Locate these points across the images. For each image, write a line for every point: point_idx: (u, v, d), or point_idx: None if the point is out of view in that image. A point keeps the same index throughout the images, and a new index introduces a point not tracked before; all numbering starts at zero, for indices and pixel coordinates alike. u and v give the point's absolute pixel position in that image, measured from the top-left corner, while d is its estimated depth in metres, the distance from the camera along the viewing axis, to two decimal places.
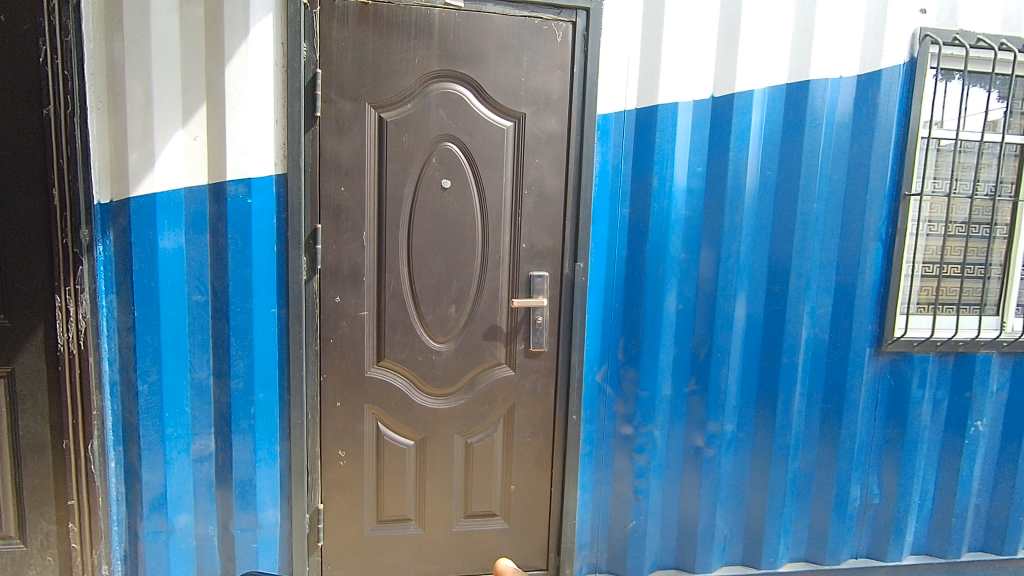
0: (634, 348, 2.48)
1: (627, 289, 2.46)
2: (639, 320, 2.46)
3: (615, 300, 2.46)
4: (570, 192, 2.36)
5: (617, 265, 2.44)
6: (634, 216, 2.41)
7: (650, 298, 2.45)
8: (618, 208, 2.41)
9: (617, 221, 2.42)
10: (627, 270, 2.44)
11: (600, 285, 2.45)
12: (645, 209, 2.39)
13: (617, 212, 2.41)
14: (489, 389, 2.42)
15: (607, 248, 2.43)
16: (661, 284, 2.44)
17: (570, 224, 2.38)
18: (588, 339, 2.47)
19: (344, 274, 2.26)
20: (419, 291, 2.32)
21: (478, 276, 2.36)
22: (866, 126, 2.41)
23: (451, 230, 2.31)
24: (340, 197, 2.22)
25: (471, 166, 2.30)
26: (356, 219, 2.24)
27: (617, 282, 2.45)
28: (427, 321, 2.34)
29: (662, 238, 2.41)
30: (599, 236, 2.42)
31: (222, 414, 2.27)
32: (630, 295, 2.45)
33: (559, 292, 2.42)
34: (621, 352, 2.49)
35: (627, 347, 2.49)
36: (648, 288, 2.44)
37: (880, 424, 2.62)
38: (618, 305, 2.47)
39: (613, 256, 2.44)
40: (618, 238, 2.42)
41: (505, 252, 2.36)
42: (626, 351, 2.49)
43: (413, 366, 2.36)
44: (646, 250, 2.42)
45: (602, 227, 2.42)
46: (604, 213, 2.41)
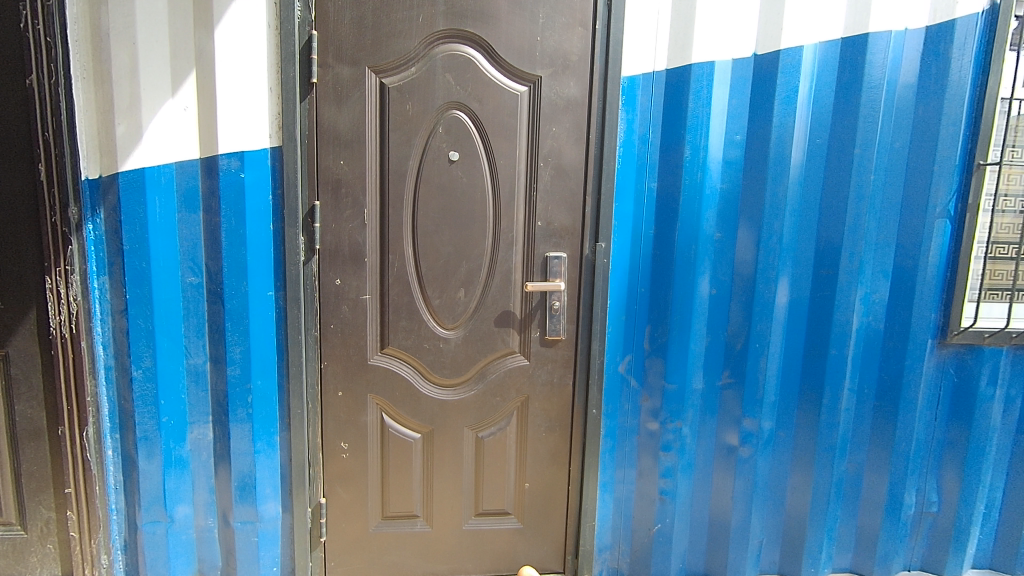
0: (661, 337, 2.26)
1: (653, 272, 2.23)
2: (667, 306, 2.24)
3: (640, 284, 2.24)
4: (591, 165, 2.14)
5: (643, 245, 2.22)
6: (663, 191, 2.17)
7: (679, 282, 2.22)
8: (645, 182, 2.17)
9: (643, 196, 2.18)
10: (654, 250, 2.21)
11: (624, 267, 2.23)
12: (675, 183, 2.15)
13: (643, 188, 2.18)
14: (501, 380, 2.24)
15: (631, 226, 2.20)
16: (693, 266, 2.20)
17: (591, 199, 2.16)
18: (609, 326, 2.26)
19: (345, 255, 2.10)
20: (426, 274, 2.14)
21: (490, 258, 2.16)
22: (934, 86, 2.10)
23: (459, 208, 2.12)
24: (339, 171, 2.04)
25: (481, 137, 2.09)
26: (357, 195, 2.07)
27: (643, 263, 2.23)
28: (435, 306, 2.17)
29: (694, 216, 2.17)
30: (622, 213, 2.19)
31: (219, 402, 2.15)
32: (657, 279, 2.23)
33: (579, 276, 2.21)
34: (646, 341, 2.27)
35: (653, 335, 2.27)
36: (676, 270, 2.21)
37: (941, 425, 2.34)
38: (643, 289, 2.24)
39: (639, 235, 2.21)
40: (644, 215, 2.20)
41: (519, 231, 2.16)
42: (652, 339, 2.27)
43: (419, 355, 2.19)
44: (676, 229, 2.18)
45: (626, 204, 2.19)
46: (629, 188, 2.18)
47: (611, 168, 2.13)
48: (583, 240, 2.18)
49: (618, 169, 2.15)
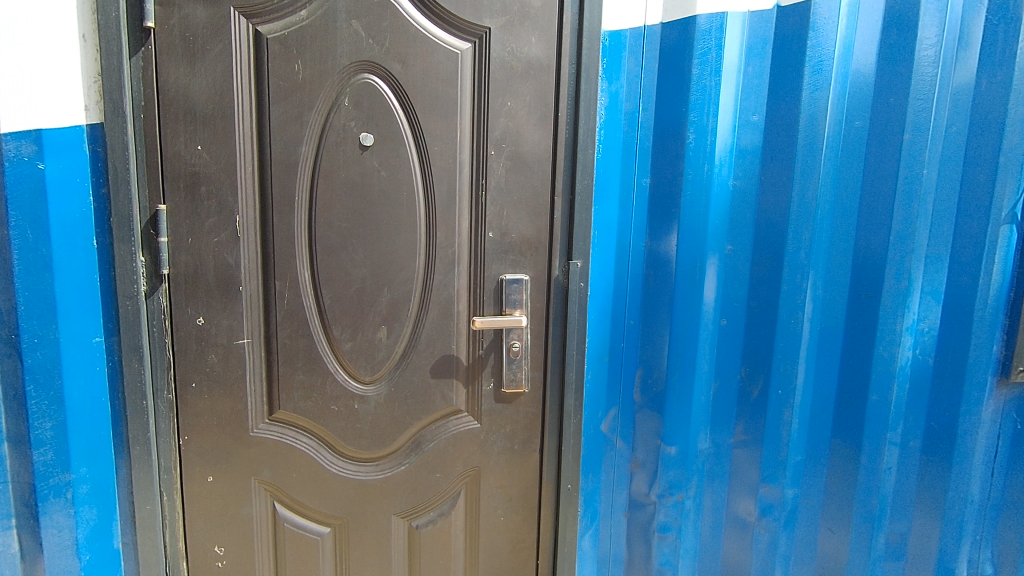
0: (655, 383, 1.71)
1: (644, 298, 1.67)
2: (664, 343, 1.68)
3: (628, 314, 1.68)
4: (562, 154, 1.57)
5: (631, 262, 1.66)
6: (655, 189, 1.62)
7: (678, 311, 1.67)
8: (634, 176, 1.62)
9: (631, 196, 1.63)
10: (645, 269, 1.66)
11: (605, 292, 1.67)
12: (675, 178, 1.59)
13: (631, 184, 1.62)
14: (441, 450, 1.63)
15: (615, 236, 1.64)
16: (697, 290, 1.65)
17: (563, 201, 1.58)
18: (588, 371, 1.69)
19: (209, 284, 1.45)
20: (331, 308, 1.51)
21: (422, 284, 1.54)
22: (1000, 48, 1.52)
23: (376, 214, 1.49)
24: (195, 162, 1.39)
25: (406, 114, 1.47)
26: (224, 196, 1.42)
27: (630, 286, 1.67)
28: (346, 352, 1.54)
29: (698, 223, 1.62)
30: (602, 219, 1.63)
31: (24, 502, 1.43)
32: (649, 308, 1.67)
33: (545, 306, 1.62)
34: (636, 389, 1.72)
35: (642, 381, 1.71)
36: (675, 296, 1.66)
37: (1001, 482, 1.76)
38: (631, 320, 1.68)
39: (624, 248, 1.65)
40: (632, 220, 1.64)
41: (463, 246, 1.55)
42: (641, 386, 1.71)
43: (326, 421, 1.56)
44: (675, 240, 1.63)
45: (608, 206, 1.62)
46: (613, 185, 1.62)
47: (589, 159, 1.57)
48: (552, 257, 1.60)
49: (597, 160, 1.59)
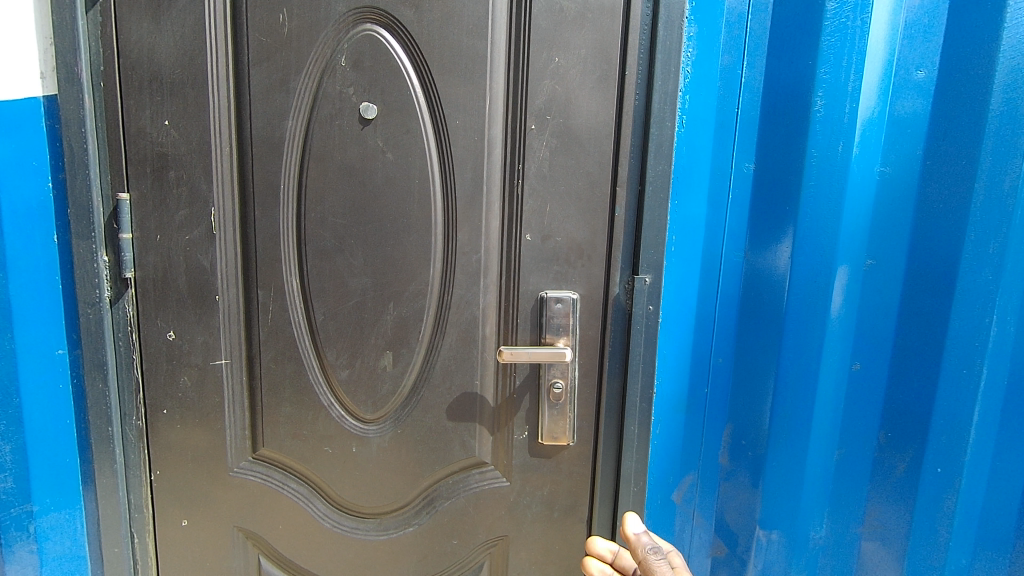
0: (753, 447, 1.25)
1: (741, 329, 1.22)
2: (768, 392, 1.22)
3: (718, 350, 1.24)
4: (629, 129, 1.14)
5: (724, 279, 1.21)
6: (762, 178, 1.16)
7: (791, 349, 1.19)
8: (731, 160, 1.17)
9: (728, 188, 1.18)
10: (744, 290, 1.21)
11: (688, 319, 1.23)
12: (793, 162, 1.13)
13: (727, 171, 1.17)
14: (461, 512, 1.27)
15: (702, 243, 1.20)
16: (820, 321, 1.17)
17: (628, 195, 1.15)
18: (658, 423, 1.27)
19: (180, 292, 1.18)
20: (323, 327, 1.20)
21: (437, 300, 1.19)
22: None
23: (379, 208, 1.15)
24: (161, 142, 1.13)
25: (420, 77, 1.12)
26: (196, 184, 1.14)
27: (721, 312, 1.22)
28: (341, 382, 1.22)
29: (825, 225, 1.14)
30: (684, 220, 1.19)
31: None
32: (748, 343, 1.22)
33: (600, 334, 1.21)
34: (724, 450, 1.27)
35: (734, 441, 1.26)
36: (788, 328, 1.19)
37: None
38: (721, 358, 1.24)
39: (715, 260, 1.21)
40: (727, 222, 1.19)
41: (492, 252, 1.18)
42: (731, 448, 1.27)
43: (320, 465, 1.26)
44: (790, 251, 1.16)
45: (693, 202, 1.18)
46: (702, 172, 1.17)
47: (668, 135, 1.13)
48: (610, 270, 1.18)
49: (679, 137, 1.16)
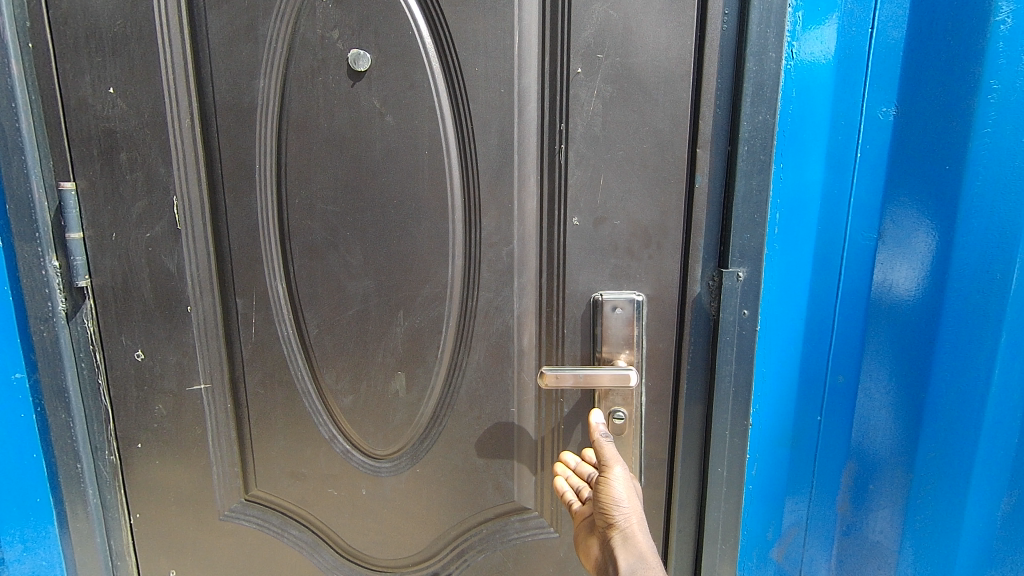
0: (884, 500, 0.88)
1: (868, 338, 0.86)
2: (910, 427, 0.84)
3: (836, 366, 0.87)
4: (714, 65, 0.81)
5: (848, 268, 0.84)
6: (910, 122, 0.79)
7: (944, 369, 0.81)
8: (862, 98, 0.80)
9: (856, 137, 0.81)
10: (876, 282, 0.84)
11: (796, 324, 0.87)
12: (962, 95, 0.74)
13: (856, 114, 0.80)
14: (498, 568, 1.02)
15: (816, 218, 0.83)
16: (991, 329, 0.78)
17: (713, 158, 0.83)
18: (750, 464, 0.92)
19: (146, 302, 0.96)
20: (319, 343, 0.95)
21: (459, 306, 0.92)
22: None
23: (378, 188, 0.89)
24: (108, 116, 0.89)
25: (426, 10, 0.83)
26: (154, 168, 0.91)
27: (842, 314, 0.86)
28: (344, 411, 0.97)
29: (1013, 185, 0.74)
30: (791, 186, 0.83)
31: None
32: (880, 357, 0.85)
33: (675, 348, 0.90)
34: (838, 500, 0.92)
35: (854, 488, 0.91)
36: (943, 339, 0.80)
37: None
38: (841, 378, 0.88)
39: (836, 240, 0.84)
40: (852, 186, 0.82)
41: (528, 243, 0.89)
42: (849, 497, 0.91)
43: (323, 509, 1.02)
44: (950, 225, 0.77)
45: (805, 160, 0.82)
46: (819, 118, 0.81)
47: (771, 71, 0.79)
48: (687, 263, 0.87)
49: (787, 70, 0.80)
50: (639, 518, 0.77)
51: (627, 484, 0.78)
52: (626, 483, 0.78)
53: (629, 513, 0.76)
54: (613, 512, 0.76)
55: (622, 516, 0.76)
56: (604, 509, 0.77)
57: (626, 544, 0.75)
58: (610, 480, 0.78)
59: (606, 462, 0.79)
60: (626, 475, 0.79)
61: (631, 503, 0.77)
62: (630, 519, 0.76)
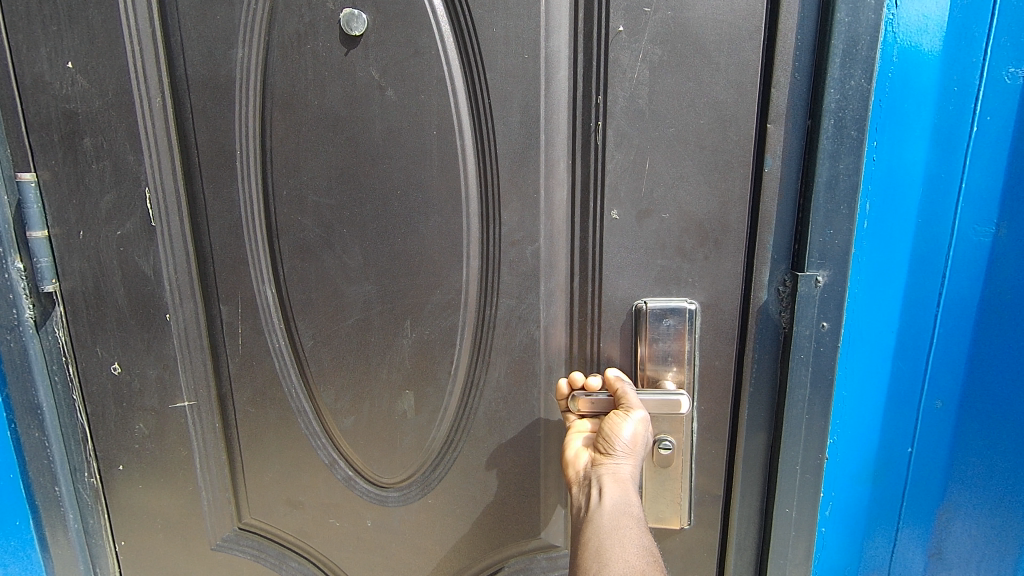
0: (983, 546, 0.73)
1: (976, 355, 0.68)
2: (1021, 461, 0.69)
3: (933, 388, 0.70)
4: (793, 16, 0.64)
5: (955, 269, 0.67)
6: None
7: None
8: (983, 53, 0.62)
9: (973, 102, 0.63)
10: (989, 285, 0.66)
11: (885, 338, 0.70)
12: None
13: (975, 75, 0.62)
14: None
15: (917, 207, 0.66)
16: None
17: (788, 135, 0.67)
18: (823, 504, 0.76)
19: (121, 309, 0.84)
20: (314, 356, 0.82)
21: (476, 314, 0.78)
22: None
23: (379, 177, 0.75)
24: (69, 95, 0.77)
25: None
26: (122, 155, 0.78)
27: (944, 326, 0.69)
28: (345, 434, 0.85)
29: None
30: (887, 167, 0.65)
31: None
32: (993, 379, 0.68)
33: (735, 366, 0.75)
34: (928, 549, 0.75)
35: (947, 534, 0.74)
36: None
37: None
38: (939, 403, 0.70)
39: (941, 234, 0.66)
40: (965, 165, 0.64)
41: (557, 240, 0.75)
42: (941, 544, 0.74)
43: (325, 540, 0.90)
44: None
45: (906, 134, 0.65)
46: (926, 79, 0.63)
47: (869, 22, 0.62)
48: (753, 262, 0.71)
49: (888, 21, 0.63)
50: (636, 469, 0.65)
51: (641, 430, 0.66)
52: (639, 428, 0.66)
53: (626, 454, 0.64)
54: (612, 446, 0.65)
55: (621, 454, 0.64)
56: (604, 439, 0.66)
57: (611, 485, 0.62)
58: (624, 417, 0.66)
59: (628, 401, 0.68)
60: (644, 423, 0.66)
61: (635, 450, 0.65)
62: (626, 463, 0.64)
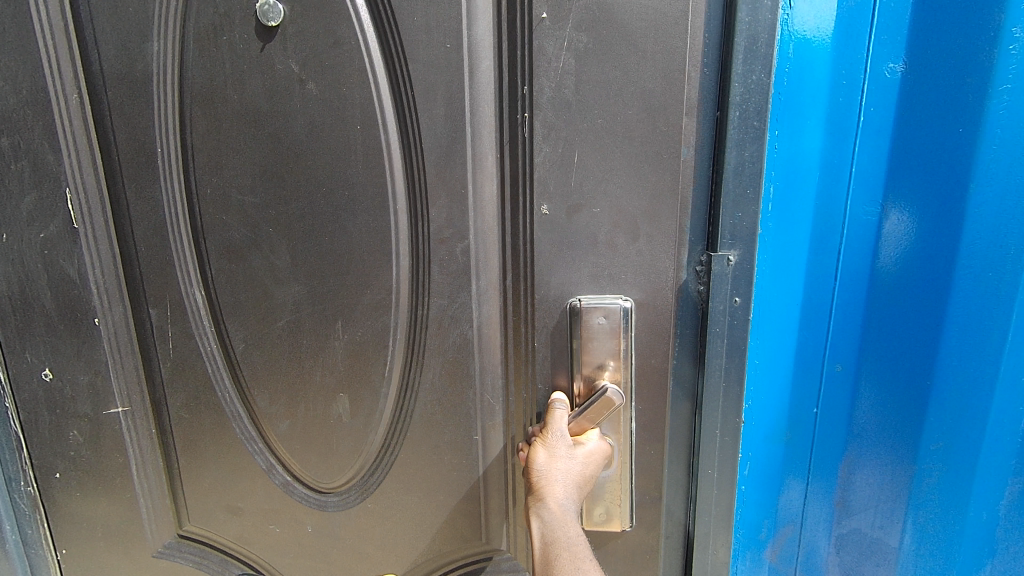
0: (892, 500, 0.70)
1: (875, 328, 0.67)
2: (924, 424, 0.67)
3: (837, 351, 0.68)
4: (704, 7, 0.62)
5: (851, 239, 0.65)
6: (922, 53, 0.60)
7: (957, 353, 0.64)
8: (871, 31, 0.61)
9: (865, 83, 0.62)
10: (883, 253, 0.65)
11: (791, 316, 0.68)
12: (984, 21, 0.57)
13: (863, 55, 0.61)
14: None
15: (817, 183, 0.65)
16: (1006, 305, 0.62)
17: (703, 131, 0.65)
18: (742, 463, 0.73)
19: (48, 313, 0.82)
20: (247, 359, 0.80)
21: (408, 315, 0.76)
22: None
23: (308, 175, 0.72)
24: None
25: None
26: (40, 155, 0.76)
27: (845, 294, 0.67)
28: (282, 438, 0.82)
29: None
30: (791, 152, 0.64)
31: None
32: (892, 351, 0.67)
33: (666, 364, 0.72)
34: (842, 501, 0.72)
35: (858, 485, 0.72)
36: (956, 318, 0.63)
37: None
38: (840, 367, 0.69)
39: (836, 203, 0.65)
40: (858, 141, 0.63)
41: (488, 237, 0.72)
42: (849, 503, 0.72)
43: (266, 548, 0.88)
44: (963, 170, 0.60)
45: (801, 108, 0.63)
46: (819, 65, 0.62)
47: (767, 21, 0.60)
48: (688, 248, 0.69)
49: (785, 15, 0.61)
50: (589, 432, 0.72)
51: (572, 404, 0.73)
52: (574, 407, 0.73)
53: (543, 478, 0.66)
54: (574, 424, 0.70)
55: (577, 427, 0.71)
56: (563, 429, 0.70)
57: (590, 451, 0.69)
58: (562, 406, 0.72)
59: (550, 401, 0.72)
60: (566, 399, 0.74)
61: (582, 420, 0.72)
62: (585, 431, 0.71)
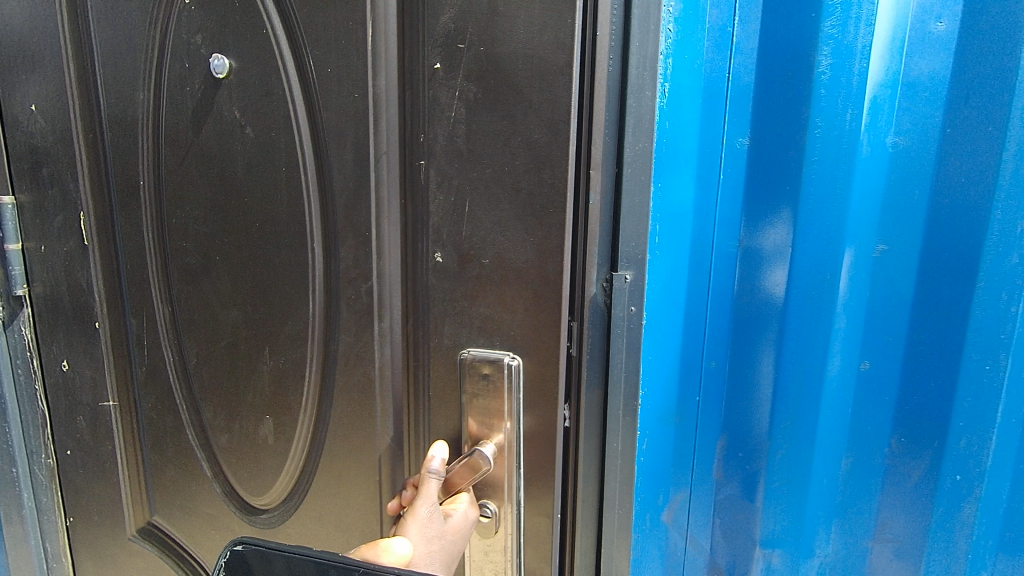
0: (751, 488, 0.77)
1: (736, 336, 0.74)
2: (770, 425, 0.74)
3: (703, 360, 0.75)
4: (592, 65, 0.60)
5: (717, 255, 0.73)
6: (762, 99, 0.68)
7: (795, 355, 0.71)
8: (728, 77, 0.69)
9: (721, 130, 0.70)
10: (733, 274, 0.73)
11: (668, 336, 0.74)
12: (808, 71, 0.65)
13: (722, 99, 0.69)
14: None
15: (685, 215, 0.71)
16: (825, 314, 0.69)
17: (603, 189, 0.63)
18: (639, 438, 0.73)
19: (67, 314, 0.97)
20: (196, 373, 0.88)
21: (319, 350, 0.78)
22: None
23: (243, 211, 0.78)
24: (31, 131, 0.92)
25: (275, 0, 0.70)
26: (65, 182, 0.91)
27: (711, 300, 0.74)
28: (222, 451, 0.89)
29: (842, 161, 0.65)
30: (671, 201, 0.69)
31: None
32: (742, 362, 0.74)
33: (566, 431, 0.68)
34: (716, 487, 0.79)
35: (731, 467, 0.77)
36: (790, 325, 0.71)
37: None
38: (713, 363, 0.76)
39: (704, 221, 0.73)
40: (722, 175, 0.71)
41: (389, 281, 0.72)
42: (725, 496, 0.79)
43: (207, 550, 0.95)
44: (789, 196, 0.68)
45: (680, 136, 0.68)
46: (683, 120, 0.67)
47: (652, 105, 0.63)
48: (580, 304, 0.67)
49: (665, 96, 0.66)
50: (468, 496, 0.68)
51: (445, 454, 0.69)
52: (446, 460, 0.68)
53: (418, 569, 0.62)
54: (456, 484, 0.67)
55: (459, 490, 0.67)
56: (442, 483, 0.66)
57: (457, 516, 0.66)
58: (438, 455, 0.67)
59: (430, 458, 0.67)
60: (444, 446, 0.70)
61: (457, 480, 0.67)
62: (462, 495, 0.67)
